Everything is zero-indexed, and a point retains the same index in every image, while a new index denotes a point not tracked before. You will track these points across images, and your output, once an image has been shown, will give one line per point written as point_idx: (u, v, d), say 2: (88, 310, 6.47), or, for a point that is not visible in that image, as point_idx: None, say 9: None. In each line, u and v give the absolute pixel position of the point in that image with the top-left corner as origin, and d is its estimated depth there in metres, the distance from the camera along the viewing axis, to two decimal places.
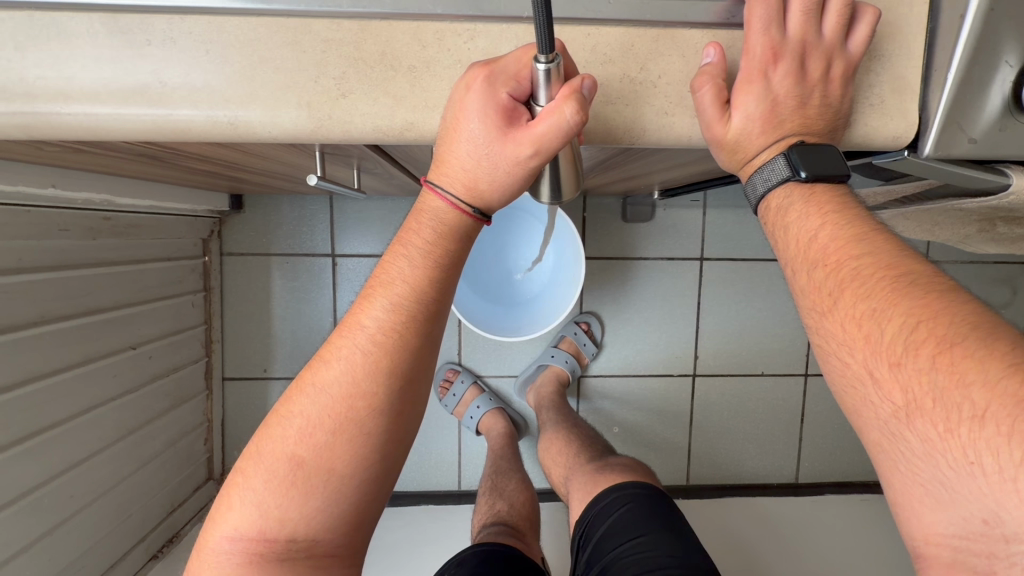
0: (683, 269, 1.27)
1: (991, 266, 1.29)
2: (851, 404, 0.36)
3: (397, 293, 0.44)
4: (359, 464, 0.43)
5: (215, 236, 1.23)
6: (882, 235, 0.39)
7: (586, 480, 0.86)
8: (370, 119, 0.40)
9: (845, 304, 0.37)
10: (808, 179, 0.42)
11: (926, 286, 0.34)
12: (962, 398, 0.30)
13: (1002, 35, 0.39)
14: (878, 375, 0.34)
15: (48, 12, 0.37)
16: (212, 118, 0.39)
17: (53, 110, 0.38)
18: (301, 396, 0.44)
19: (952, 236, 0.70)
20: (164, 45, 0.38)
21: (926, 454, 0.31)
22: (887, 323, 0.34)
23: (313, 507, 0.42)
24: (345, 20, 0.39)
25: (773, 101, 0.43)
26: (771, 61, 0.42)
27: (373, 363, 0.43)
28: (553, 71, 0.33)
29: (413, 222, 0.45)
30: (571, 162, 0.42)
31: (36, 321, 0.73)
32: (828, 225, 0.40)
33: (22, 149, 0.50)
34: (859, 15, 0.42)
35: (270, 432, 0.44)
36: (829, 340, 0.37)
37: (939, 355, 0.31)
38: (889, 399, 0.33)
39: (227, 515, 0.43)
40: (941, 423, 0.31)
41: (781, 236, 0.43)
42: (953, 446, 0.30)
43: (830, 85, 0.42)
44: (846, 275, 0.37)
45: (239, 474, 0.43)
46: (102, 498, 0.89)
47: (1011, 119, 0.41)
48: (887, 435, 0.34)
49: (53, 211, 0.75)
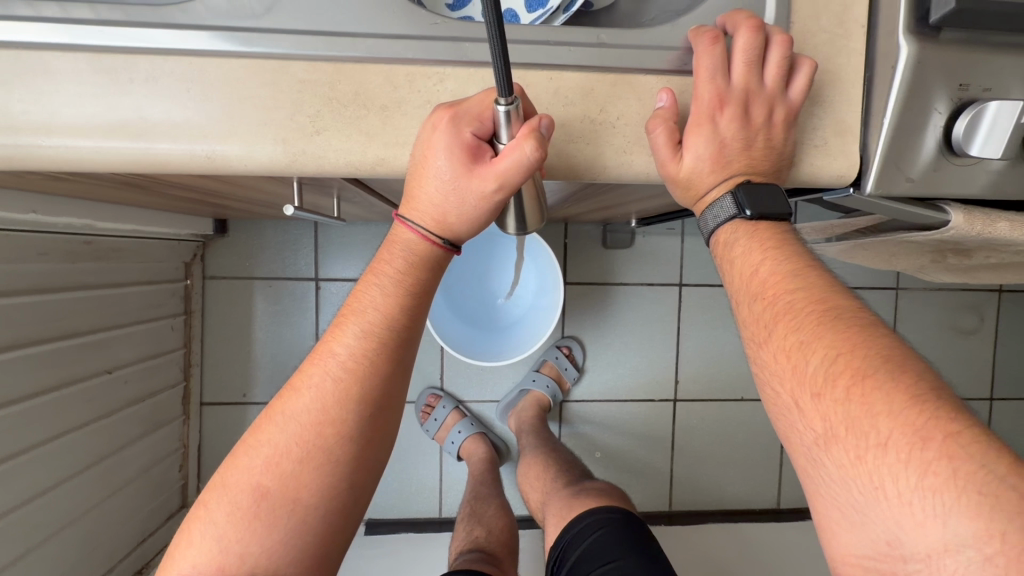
0: (662, 295, 1.30)
1: (960, 294, 1.34)
2: (785, 431, 0.38)
3: (369, 321, 0.45)
4: (324, 493, 0.43)
5: (197, 259, 1.23)
6: (816, 270, 0.41)
7: (562, 504, 0.86)
8: (343, 154, 0.42)
9: (779, 336, 0.38)
10: (753, 217, 0.44)
11: (849, 320, 0.36)
12: (869, 426, 0.32)
13: (933, 83, 0.43)
14: (804, 405, 0.35)
15: (34, 51, 0.39)
16: (189, 152, 0.41)
17: (35, 142, 0.39)
18: (269, 424, 0.44)
19: (910, 266, 0.73)
20: (147, 82, 0.40)
21: (841, 479, 0.33)
22: (812, 355, 0.36)
23: (275, 540, 0.42)
24: (321, 62, 0.41)
25: (722, 142, 0.45)
26: (718, 106, 0.44)
27: (342, 390, 0.44)
28: (513, 111, 0.35)
29: (385, 252, 0.47)
30: (535, 197, 0.44)
31: (12, 345, 0.73)
32: (766, 259, 0.42)
33: (2, 177, 0.52)
34: (798, 65, 0.45)
35: (237, 462, 0.44)
36: (764, 370, 0.39)
37: (853, 385, 0.33)
38: (812, 426, 0.35)
39: (187, 550, 0.42)
40: (852, 450, 0.32)
41: (726, 269, 0.45)
42: (862, 471, 0.32)
43: (774, 128, 0.45)
44: (780, 309, 0.39)
45: (203, 505, 0.44)
46: (70, 528, 0.87)
47: (945, 160, 0.45)
48: (811, 460, 0.35)
49: (33, 235, 0.76)
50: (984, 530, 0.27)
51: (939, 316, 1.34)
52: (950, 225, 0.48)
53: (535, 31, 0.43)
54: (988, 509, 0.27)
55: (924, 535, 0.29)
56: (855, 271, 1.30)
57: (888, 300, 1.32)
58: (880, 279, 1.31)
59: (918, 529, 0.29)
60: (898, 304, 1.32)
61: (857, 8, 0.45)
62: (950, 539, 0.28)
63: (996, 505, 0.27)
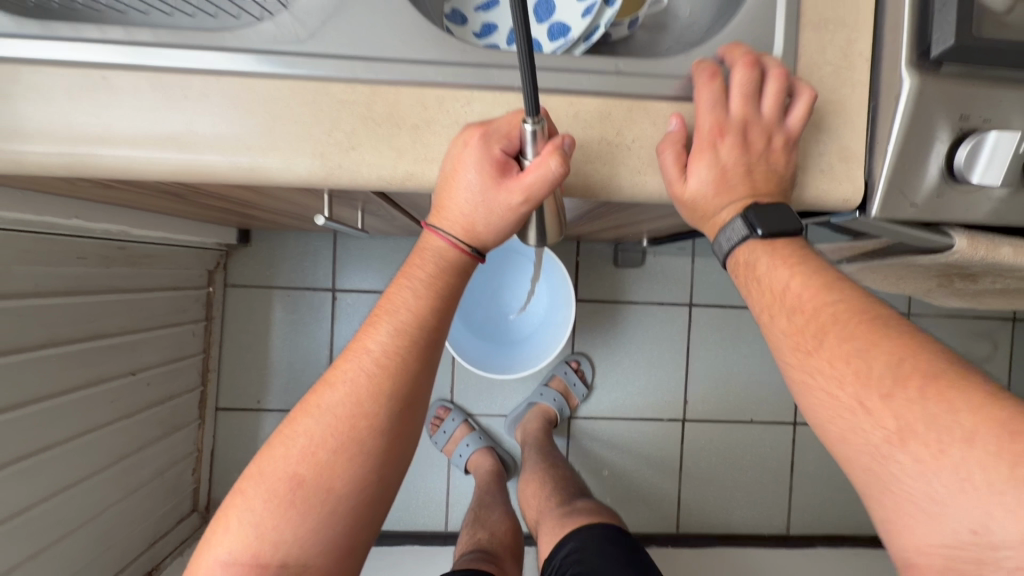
0: (672, 314, 1.32)
1: (972, 320, 1.34)
2: (837, 433, 0.39)
3: (402, 320, 0.47)
4: (355, 484, 0.45)
5: (220, 267, 1.27)
6: (851, 283, 0.44)
7: (554, 525, 0.86)
8: (374, 169, 0.45)
9: (830, 343, 0.40)
10: (765, 236, 0.46)
11: (903, 327, 0.39)
12: (951, 422, 0.34)
13: (933, 114, 0.45)
14: (871, 406, 0.37)
15: (98, 70, 0.43)
16: (233, 163, 0.44)
17: (94, 152, 0.43)
18: (304, 416, 0.46)
19: (918, 289, 0.75)
20: (199, 99, 0.44)
21: (921, 474, 0.34)
22: (874, 360, 0.38)
23: (308, 528, 0.44)
24: (358, 84, 0.45)
25: (725, 168, 0.47)
26: (718, 134, 0.47)
27: (375, 386, 0.46)
28: (538, 131, 0.38)
29: (416, 256, 0.49)
30: (555, 212, 0.47)
31: (45, 343, 0.77)
32: (798, 275, 0.44)
33: (55, 183, 0.55)
34: (798, 94, 0.47)
35: (273, 452, 0.46)
36: (817, 375, 0.40)
37: (928, 386, 0.35)
38: (883, 426, 0.36)
39: (225, 535, 0.45)
40: (933, 445, 0.34)
41: (755, 285, 0.47)
42: (946, 465, 0.33)
43: (775, 153, 0.47)
44: (828, 317, 0.41)
45: (238, 494, 0.46)
46: (87, 525, 0.89)
47: (947, 187, 0.47)
48: (879, 459, 0.36)
49: (72, 240, 0.80)
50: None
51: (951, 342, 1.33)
52: (953, 249, 0.51)
53: (556, 59, 0.46)
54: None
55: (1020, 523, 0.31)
56: None
57: None
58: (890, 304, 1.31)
59: (1011, 516, 0.31)
60: None
61: (861, 42, 0.48)
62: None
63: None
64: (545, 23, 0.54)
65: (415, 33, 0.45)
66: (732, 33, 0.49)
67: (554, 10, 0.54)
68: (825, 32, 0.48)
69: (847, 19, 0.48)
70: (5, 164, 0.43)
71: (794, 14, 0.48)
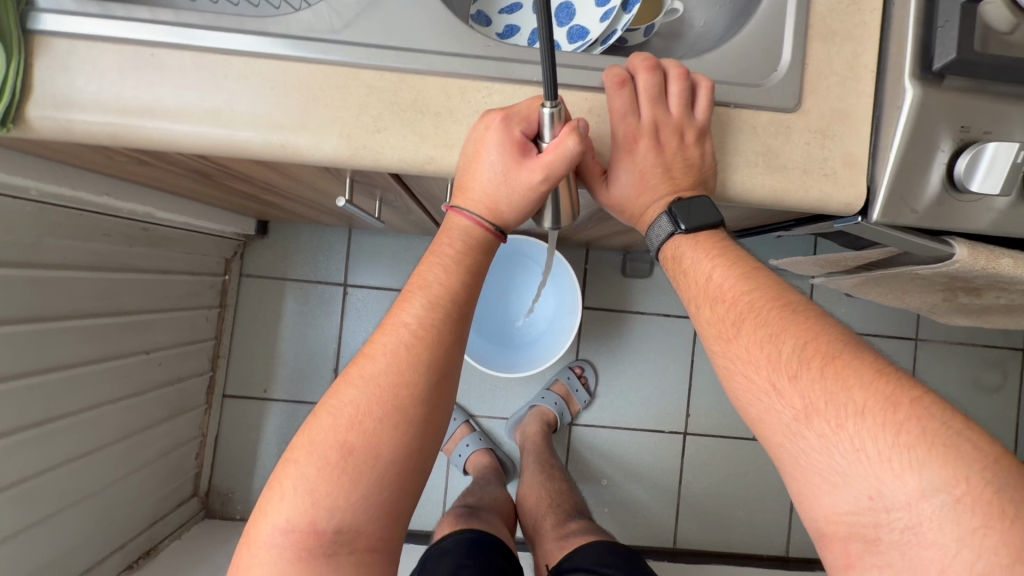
0: (677, 326, 1.32)
1: (981, 349, 1.33)
2: (758, 416, 0.44)
3: (435, 293, 0.50)
4: (402, 450, 0.47)
5: (237, 257, 1.30)
6: (763, 272, 0.49)
7: (554, 549, 0.85)
8: (398, 151, 0.47)
9: (747, 332, 0.45)
10: (687, 230, 0.50)
11: (805, 312, 0.45)
12: (846, 399, 0.39)
13: (934, 125, 0.47)
14: (782, 387, 0.42)
15: (148, 48, 0.46)
16: (266, 140, 0.47)
17: (139, 123, 0.46)
18: (348, 386, 0.48)
19: (922, 304, 0.76)
20: (238, 79, 0.47)
21: (825, 447, 0.40)
22: (783, 344, 0.43)
23: (360, 494, 0.45)
24: (387, 72, 0.47)
25: (643, 169, 0.51)
26: (633, 138, 0.50)
27: (415, 355, 0.48)
28: (556, 113, 0.41)
29: (443, 236, 0.52)
30: (569, 196, 0.49)
31: (66, 315, 0.80)
32: (718, 265, 0.49)
33: (94, 156, 0.59)
34: (698, 88, 0.49)
35: (319, 422, 0.47)
36: (736, 362, 0.46)
37: (826, 367, 0.41)
38: (791, 405, 0.42)
39: (279, 506, 0.45)
40: (832, 420, 0.40)
41: (682, 278, 0.51)
42: (844, 438, 0.39)
43: (688, 147, 0.49)
44: (745, 308, 0.46)
45: (289, 464, 0.46)
46: (91, 498, 0.91)
47: (948, 196, 0.48)
48: (790, 435, 0.42)
49: (100, 217, 0.83)
50: (952, 475, 0.35)
51: (961, 370, 1.32)
52: (954, 258, 0.52)
53: (574, 58, 0.49)
54: (953, 458, 0.36)
55: (903, 485, 0.36)
56: (874, 317, 1.30)
57: (907, 349, 1.31)
58: (899, 327, 1.30)
59: (898, 480, 0.37)
60: (917, 354, 1.31)
61: (867, 56, 0.50)
62: (924, 485, 0.36)
63: (957, 453, 0.36)
64: (565, 26, 0.58)
65: (444, 28, 0.48)
66: (743, 42, 0.51)
67: (574, 15, 0.58)
68: (832, 44, 0.51)
69: (854, 33, 0.51)
70: (56, 130, 0.46)
71: (803, 26, 0.50)
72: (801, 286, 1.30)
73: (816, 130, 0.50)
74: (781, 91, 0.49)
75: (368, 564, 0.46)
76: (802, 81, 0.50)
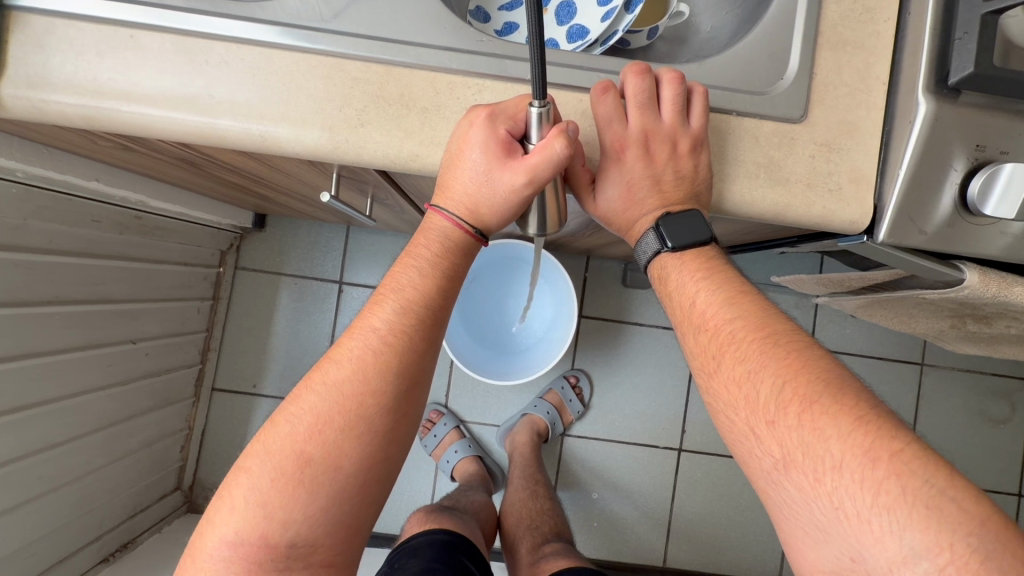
0: (676, 339, 1.30)
1: (989, 378, 1.29)
2: (743, 456, 0.43)
3: (408, 298, 0.48)
4: (364, 461, 0.44)
5: (233, 249, 1.29)
6: (749, 297, 0.46)
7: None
8: (381, 146, 0.45)
9: (727, 366, 0.44)
10: (674, 249, 0.49)
11: (788, 345, 0.42)
12: (824, 451, 0.37)
13: (948, 142, 0.44)
14: (760, 432, 0.41)
15: (129, 29, 0.45)
16: (244, 130, 0.45)
17: (114, 106, 0.44)
18: (310, 393, 0.46)
19: (929, 330, 0.73)
20: (219, 65, 0.45)
21: (804, 500, 0.38)
22: (761, 383, 0.41)
23: (317, 507, 0.43)
24: (374, 64, 0.46)
25: (632, 181, 0.49)
26: (622, 149, 0.48)
27: (383, 362, 0.46)
28: (545, 114, 0.39)
29: (421, 237, 0.50)
30: (556, 200, 0.47)
31: (51, 300, 0.78)
32: (702, 291, 0.47)
33: (76, 139, 0.57)
34: (692, 96, 0.46)
35: (277, 429, 0.45)
36: (717, 400, 0.44)
37: (804, 412, 0.38)
38: (770, 452, 0.40)
39: (229, 516, 0.43)
40: (810, 473, 0.37)
41: (668, 300, 0.50)
42: (822, 492, 0.37)
43: (680, 159, 0.48)
44: (725, 340, 0.44)
45: (241, 472, 0.44)
46: (70, 486, 0.89)
47: (959, 218, 0.45)
48: (772, 482, 0.40)
49: (91, 203, 0.82)
50: (935, 542, 0.32)
51: (967, 399, 1.28)
52: (964, 284, 0.49)
53: (571, 57, 0.47)
54: (936, 522, 0.33)
55: (883, 550, 0.34)
56: (879, 340, 1.26)
57: (912, 375, 1.27)
58: (904, 352, 1.27)
59: (878, 544, 0.34)
60: (922, 380, 1.27)
61: (878, 67, 0.48)
62: (906, 551, 0.33)
63: (941, 517, 0.33)
64: (565, 26, 0.57)
65: (436, 20, 0.46)
66: (748, 48, 0.49)
67: (575, 14, 0.57)
68: (843, 53, 0.48)
69: (866, 43, 0.48)
70: (30, 110, 0.44)
71: (812, 34, 0.48)
72: (805, 304, 1.26)
73: (822, 143, 0.47)
74: (787, 100, 0.47)
75: None
76: (809, 90, 0.47)
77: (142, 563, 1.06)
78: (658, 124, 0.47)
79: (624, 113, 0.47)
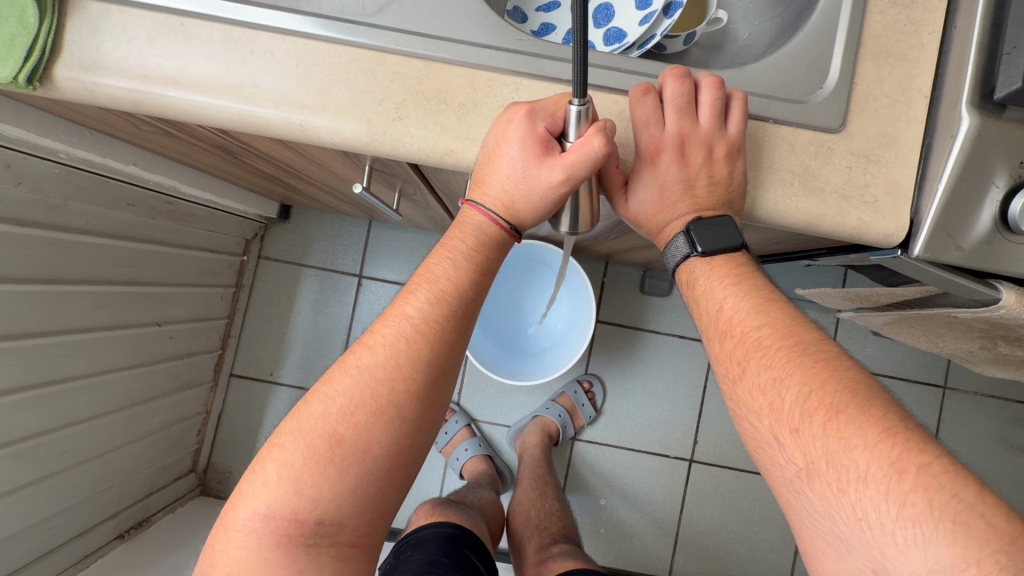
0: (692, 348, 1.29)
1: (1014, 405, 1.25)
2: (765, 464, 0.43)
3: (442, 287, 0.48)
4: (392, 446, 0.45)
5: (257, 239, 1.31)
6: (779, 305, 0.46)
7: None
8: (417, 140, 0.46)
9: (752, 373, 0.43)
10: (704, 254, 0.49)
11: (816, 355, 0.41)
12: (848, 460, 0.36)
13: (990, 158, 0.43)
14: (783, 439, 0.40)
15: (180, 18, 0.46)
16: (285, 118, 0.45)
17: (162, 91, 0.45)
18: (342, 375, 0.46)
19: (958, 351, 0.72)
20: (264, 55, 0.46)
21: (825, 510, 0.37)
22: (786, 391, 0.41)
23: (346, 487, 0.44)
24: (415, 59, 0.46)
25: (665, 184, 0.50)
26: (657, 152, 0.48)
27: (414, 350, 0.46)
28: (584, 112, 0.40)
29: (455, 231, 0.51)
30: (589, 198, 0.47)
31: (84, 279, 0.81)
32: (730, 297, 0.47)
33: (119, 122, 0.59)
34: (732, 103, 0.46)
35: (309, 408, 0.46)
36: (741, 406, 0.44)
37: (829, 421, 0.38)
38: (793, 460, 0.40)
39: (261, 489, 0.44)
40: (834, 483, 0.37)
41: (695, 304, 0.50)
42: (845, 503, 0.36)
43: (715, 164, 0.47)
44: (751, 346, 0.44)
45: (274, 448, 0.45)
46: (91, 463, 0.90)
47: (1000, 237, 0.44)
48: (793, 491, 0.40)
49: (126, 187, 0.84)
50: (962, 557, 0.31)
51: (989, 426, 1.25)
52: (1000, 303, 0.48)
53: (609, 59, 0.48)
54: (962, 537, 0.32)
55: (907, 563, 0.33)
56: (899, 360, 1.24)
57: (933, 397, 1.25)
58: (925, 373, 1.24)
59: (902, 557, 0.33)
60: (944, 404, 1.25)
61: (920, 80, 0.47)
62: (931, 565, 0.32)
63: (968, 532, 0.32)
64: (602, 28, 0.58)
65: (479, 18, 0.47)
66: (786, 57, 0.49)
67: (613, 17, 0.58)
68: (884, 64, 0.48)
69: (909, 54, 0.48)
70: (81, 92, 0.45)
71: (854, 43, 0.48)
72: (826, 321, 1.25)
73: (859, 154, 0.47)
74: (825, 110, 0.47)
75: (348, 559, 0.44)
76: (849, 100, 0.47)
77: (156, 541, 1.08)
78: (694, 128, 0.47)
79: (660, 117, 0.47)
